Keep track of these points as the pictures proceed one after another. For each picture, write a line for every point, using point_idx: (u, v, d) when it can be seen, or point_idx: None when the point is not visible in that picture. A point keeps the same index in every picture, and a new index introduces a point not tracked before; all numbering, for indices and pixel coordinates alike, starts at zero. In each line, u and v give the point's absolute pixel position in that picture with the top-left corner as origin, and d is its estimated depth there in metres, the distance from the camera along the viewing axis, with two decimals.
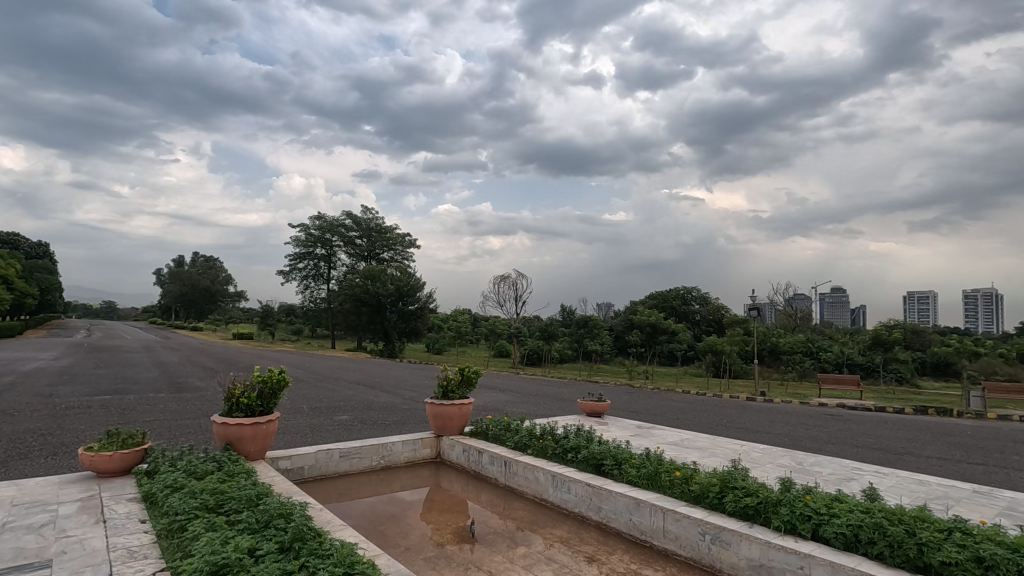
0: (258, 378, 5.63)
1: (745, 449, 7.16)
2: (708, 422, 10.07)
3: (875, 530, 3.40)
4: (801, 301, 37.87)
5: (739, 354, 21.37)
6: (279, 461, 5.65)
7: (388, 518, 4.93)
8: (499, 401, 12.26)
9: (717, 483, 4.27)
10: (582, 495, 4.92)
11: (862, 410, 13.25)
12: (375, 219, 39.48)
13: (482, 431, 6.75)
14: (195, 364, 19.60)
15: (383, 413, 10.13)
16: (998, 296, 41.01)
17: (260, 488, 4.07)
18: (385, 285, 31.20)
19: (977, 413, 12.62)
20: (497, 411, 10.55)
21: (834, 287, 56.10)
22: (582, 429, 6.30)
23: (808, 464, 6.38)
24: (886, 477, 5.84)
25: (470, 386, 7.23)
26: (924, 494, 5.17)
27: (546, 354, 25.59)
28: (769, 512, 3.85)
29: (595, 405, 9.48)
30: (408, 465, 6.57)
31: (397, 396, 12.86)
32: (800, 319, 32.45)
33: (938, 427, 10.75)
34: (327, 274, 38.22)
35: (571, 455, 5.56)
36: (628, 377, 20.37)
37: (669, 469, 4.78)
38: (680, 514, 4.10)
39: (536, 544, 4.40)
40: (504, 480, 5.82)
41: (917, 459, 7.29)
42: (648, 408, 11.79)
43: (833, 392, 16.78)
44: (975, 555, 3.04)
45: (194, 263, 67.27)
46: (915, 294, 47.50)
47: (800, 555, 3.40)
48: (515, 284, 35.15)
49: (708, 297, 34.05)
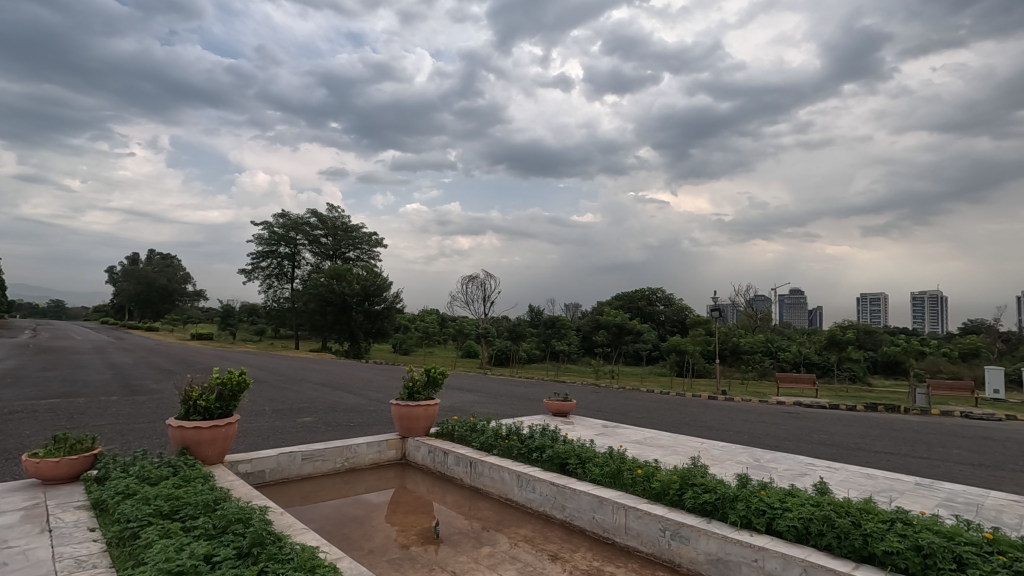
0: (217, 380, 5.48)
1: (706, 447, 7.33)
2: (672, 420, 10.27)
3: (823, 523, 3.55)
4: (760, 303, 39.07)
5: (702, 354, 21.88)
6: (239, 464, 5.51)
7: (352, 520, 4.89)
8: (466, 401, 12.25)
9: (677, 480, 4.38)
10: (546, 493, 4.97)
11: (818, 407, 13.73)
12: (341, 218, 38.86)
13: (448, 431, 6.73)
14: (150, 366, 18.90)
15: (345, 415, 9.95)
16: (943, 298, 43.18)
17: (218, 493, 3.98)
18: (351, 284, 30.68)
19: (922, 410, 13.29)
20: (464, 412, 10.52)
21: (792, 289, 58.14)
22: (548, 428, 6.34)
23: (765, 460, 6.59)
24: (838, 471, 6.10)
25: (436, 386, 7.19)
26: (871, 487, 5.43)
27: (514, 354, 25.69)
28: (726, 507, 3.97)
29: (561, 405, 9.56)
30: (372, 466, 6.50)
31: (361, 397, 12.69)
32: (760, 320, 33.46)
33: (887, 423, 11.25)
34: (290, 273, 37.46)
35: (536, 454, 5.60)
36: (595, 377, 20.60)
37: (632, 467, 4.87)
38: (641, 511, 4.19)
39: (501, 543, 4.42)
40: (469, 480, 5.84)
41: (867, 454, 7.62)
42: (614, 407, 11.94)
43: (790, 391, 17.30)
44: (914, 544, 3.20)
45: (150, 262, 64.90)
46: (867, 295, 49.56)
47: (755, 548, 3.52)
48: (483, 284, 35.18)
49: (672, 298, 34.82)
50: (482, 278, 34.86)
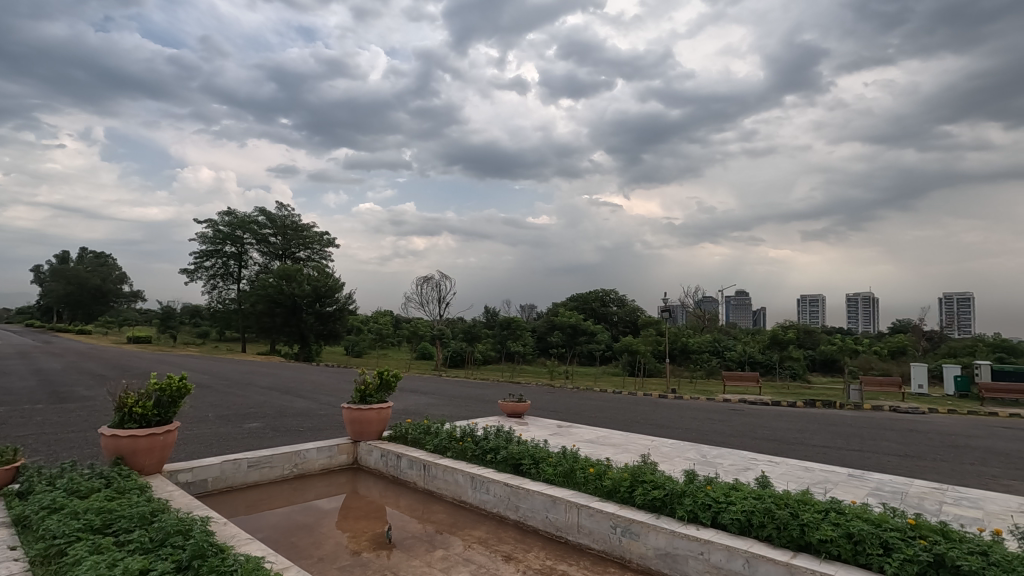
0: (155, 386, 5.21)
1: (655, 444, 7.53)
2: (624, 419, 10.49)
3: (764, 515, 3.71)
4: (708, 304, 40.52)
5: (653, 353, 22.52)
6: (178, 474, 5.25)
7: (300, 528, 4.75)
8: (420, 404, 12.11)
9: (627, 477, 4.48)
10: (500, 495, 4.98)
11: (762, 404, 14.35)
12: (290, 216, 37.58)
13: (401, 434, 6.65)
14: (81, 372, 17.77)
15: (295, 420, 9.65)
16: (874, 298, 45.97)
17: (155, 504, 3.78)
18: (302, 285, 29.82)
19: (855, 405, 14.11)
20: (418, 415, 10.43)
21: (737, 291, 60.61)
22: (502, 429, 6.36)
23: (711, 456, 6.83)
24: (778, 465, 6.39)
25: (389, 389, 7.08)
26: (808, 479, 5.72)
27: (469, 355, 25.74)
28: (674, 503, 4.10)
29: (516, 405, 9.60)
30: (323, 471, 6.35)
31: (312, 401, 12.33)
32: (708, 321, 34.65)
33: (825, 418, 11.88)
34: (237, 273, 36.15)
35: (490, 456, 5.61)
36: (550, 377, 20.81)
37: (584, 465, 4.96)
38: (593, 509, 4.26)
39: (455, 546, 4.40)
40: (422, 483, 5.79)
41: (805, 448, 8.01)
42: (568, 406, 12.08)
43: (735, 389, 17.98)
44: (846, 532, 3.39)
45: (83, 260, 61.00)
46: (807, 297, 52.16)
47: (700, 542, 3.64)
48: (438, 284, 35.01)
49: (624, 299, 35.66)
50: (438, 279, 34.72)
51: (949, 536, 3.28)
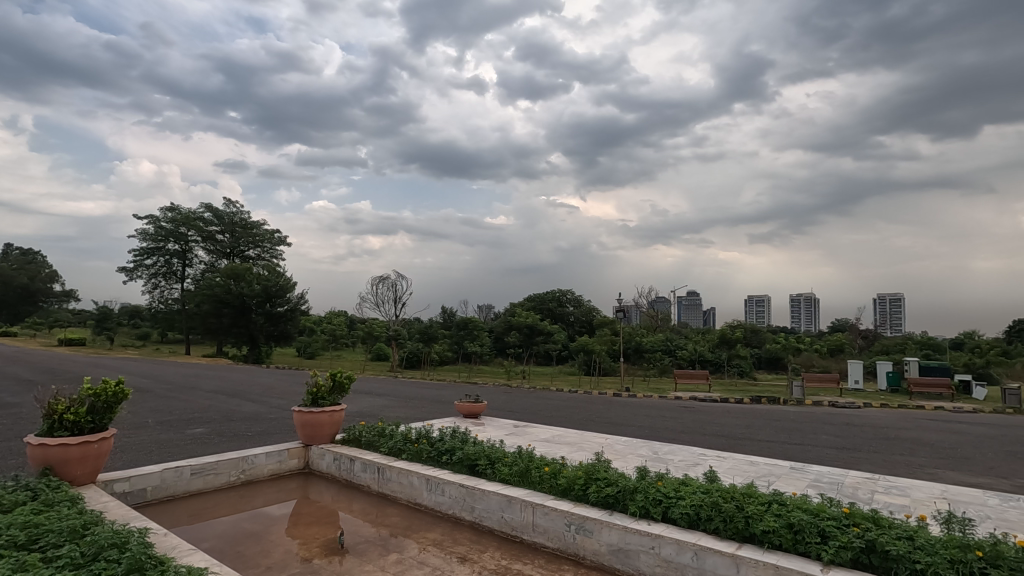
0: (89, 391, 4.92)
1: (609, 442, 7.66)
2: (579, 418, 10.62)
3: (712, 509, 3.84)
4: (660, 304, 41.63)
5: (607, 353, 22.99)
6: (114, 484, 4.96)
7: (248, 536, 4.58)
8: (375, 406, 11.91)
9: (582, 475, 4.55)
10: (455, 496, 4.96)
11: (711, 401, 14.85)
12: (239, 213, 36.16)
13: (355, 437, 6.52)
14: (6, 376, 16.59)
15: (242, 424, 9.31)
16: (815, 299, 48.34)
17: (87, 516, 3.56)
18: (251, 285, 28.80)
19: (797, 400, 14.81)
20: (373, 417, 10.26)
21: (689, 292, 62.57)
22: (458, 430, 6.33)
23: (663, 453, 7.00)
24: (725, 460, 6.62)
25: (342, 392, 6.94)
26: (753, 473, 5.95)
27: (425, 356, 25.55)
28: (626, 499, 4.19)
29: (472, 406, 9.56)
30: (272, 477, 6.15)
31: (261, 404, 11.91)
32: (661, 320, 35.54)
33: (769, 414, 12.40)
34: (181, 272, 34.62)
35: (445, 457, 5.57)
36: (506, 377, 20.86)
37: (539, 465, 5.00)
38: (548, 508, 4.30)
39: (409, 549, 4.34)
40: (376, 487, 5.69)
41: (752, 443, 8.33)
42: (524, 406, 12.15)
43: (686, 386, 18.51)
44: (787, 522, 3.55)
45: (8, 257, 56.97)
46: (753, 297, 54.29)
47: (652, 536, 3.73)
48: (394, 285, 34.53)
49: (580, 299, 36.20)
50: (394, 279, 34.30)
51: (879, 523, 3.48)
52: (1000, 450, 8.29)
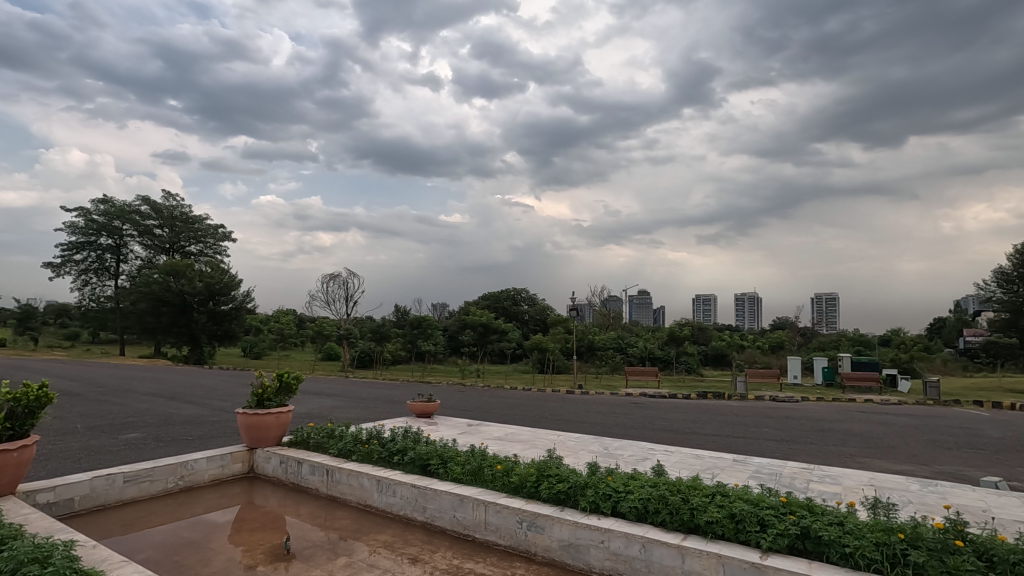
0: (8, 395, 4.58)
1: (562, 439, 7.76)
2: (533, 416, 10.69)
3: (659, 501, 3.95)
4: (613, 303, 42.55)
5: (561, 351, 23.30)
6: (37, 494, 4.63)
7: (186, 545, 4.38)
8: (325, 406, 11.61)
9: (534, 472, 4.59)
10: (407, 497, 4.90)
11: (660, 397, 15.30)
12: (179, 207, 34.49)
13: (302, 439, 6.33)
14: None
15: (181, 428, 8.88)
16: (758, 298, 50.57)
17: (5, 530, 3.31)
18: (192, 282, 27.50)
19: (741, 395, 15.46)
20: (323, 419, 10.02)
21: (640, 291, 64.12)
22: (410, 430, 6.25)
23: (613, 448, 7.16)
24: (672, 454, 6.83)
25: (290, 393, 6.74)
26: (698, 466, 6.17)
27: (377, 356, 25.18)
28: (577, 495, 4.26)
29: (425, 405, 9.47)
30: (214, 483, 5.89)
31: (202, 407, 11.41)
32: (613, 319, 36.31)
33: (715, 409, 12.89)
34: (115, 268, 32.75)
35: (397, 458, 5.50)
36: (461, 376, 20.78)
37: (492, 463, 5.01)
38: (500, 505, 4.31)
39: (359, 552, 4.26)
40: (325, 489, 5.56)
41: (698, 437, 8.61)
42: (478, 405, 12.12)
43: (637, 382, 18.98)
44: (729, 513, 3.70)
45: None
46: (701, 297, 56.23)
47: (601, 531, 3.80)
48: (346, 283, 33.82)
49: (535, 298, 36.50)
50: (346, 276, 33.63)
51: (814, 510, 3.67)
52: (921, 439, 8.91)
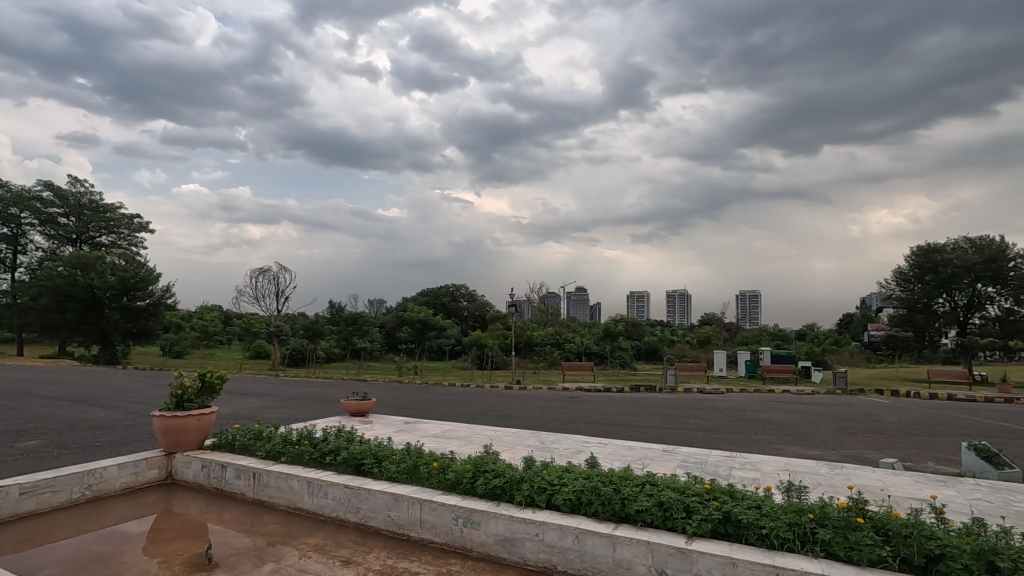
0: None
1: (499, 434, 7.80)
2: (470, 412, 10.66)
3: (592, 493, 4.05)
4: (550, 300, 43.35)
5: (499, 347, 23.47)
6: None
7: (94, 561, 4.05)
8: (252, 407, 11.07)
9: (470, 469, 4.59)
10: (339, 498, 4.77)
11: (596, 391, 15.71)
12: (88, 194, 31.82)
13: (227, 442, 6.01)
14: None
15: (89, 433, 8.21)
16: (687, 295, 52.91)
17: None
18: (103, 276, 25.44)
19: (671, 388, 16.13)
20: (249, 420, 9.57)
21: (578, 287, 65.51)
22: (343, 429, 6.07)
23: (549, 442, 7.27)
24: (606, 446, 7.02)
25: (213, 394, 6.38)
26: (630, 457, 6.38)
27: (310, 354, 24.37)
28: (513, 489, 4.29)
29: (359, 404, 9.23)
30: (127, 491, 5.49)
31: (114, 410, 10.59)
32: (551, 315, 36.91)
33: (647, 401, 13.39)
34: (12, 260, 29.80)
35: (329, 458, 5.34)
36: (398, 373, 20.46)
37: (428, 460, 4.97)
38: (435, 503, 4.28)
39: (288, 557, 4.10)
40: (252, 494, 5.31)
41: (631, 429, 8.91)
42: (415, 402, 11.95)
43: (573, 377, 19.42)
44: (658, 501, 3.85)
45: None
46: (635, 294, 58.13)
47: (536, 524, 3.86)
48: (277, 278, 32.48)
49: (474, 294, 36.47)
50: (276, 270, 32.26)
51: (734, 495, 3.89)
52: (830, 425, 9.65)
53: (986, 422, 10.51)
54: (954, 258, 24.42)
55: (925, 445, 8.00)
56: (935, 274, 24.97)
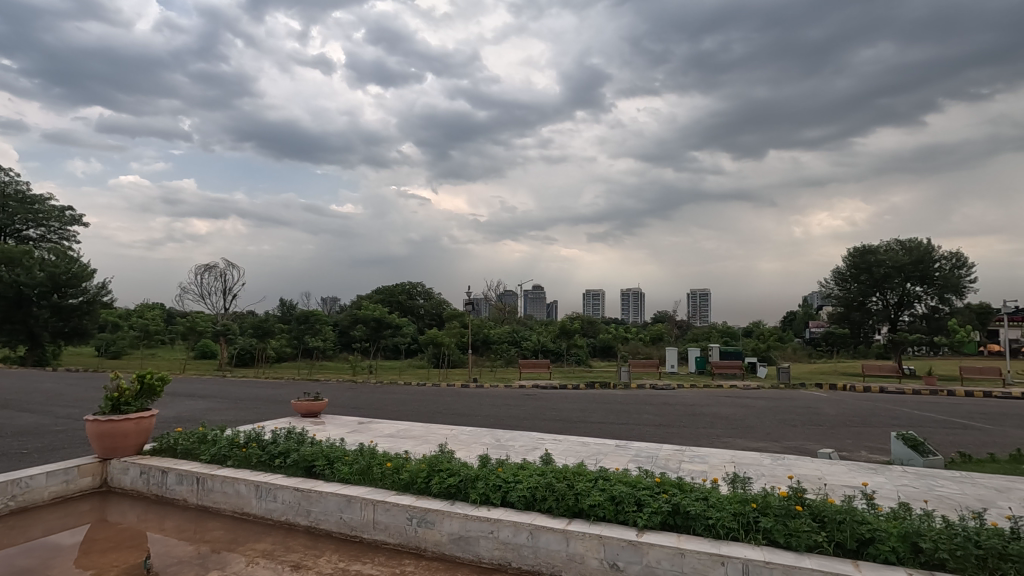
0: None
1: (454, 433, 7.77)
2: (426, 411, 10.57)
3: (546, 489, 4.09)
4: (508, 298, 43.53)
5: (456, 345, 23.39)
6: None
7: None
8: (196, 409, 10.63)
9: (424, 468, 4.56)
10: (289, 501, 4.64)
11: (551, 388, 15.88)
12: (13, 185, 29.66)
13: (168, 446, 5.75)
14: None
15: (13, 441, 7.67)
16: (641, 293, 54.20)
17: None
18: (30, 271, 23.75)
19: (625, 384, 16.48)
20: (192, 423, 9.17)
21: (535, 286, 65.93)
22: (294, 430, 5.91)
23: (504, 440, 7.29)
24: (560, 442, 7.11)
25: (153, 396, 6.09)
26: (584, 453, 6.48)
27: (259, 353, 23.57)
28: (467, 488, 4.29)
29: (311, 405, 8.99)
30: (57, 501, 5.16)
31: (42, 415, 9.91)
32: (508, 312, 37.06)
33: (602, 398, 13.63)
34: None
35: (278, 461, 5.19)
36: (352, 373, 20.06)
37: (381, 461, 4.90)
38: (389, 503, 4.23)
39: (234, 564, 3.96)
40: (195, 500, 5.11)
41: (585, 425, 9.05)
42: (369, 402, 11.74)
43: (530, 374, 19.56)
44: (610, 495, 3.93)
45: None
46: (591, 292, 59.07)
47: (490, 521, 3.87)
48: (224, 275, 31.28)
49: (430, 292, 36.17)
50: (224, 268, 31.27)
51: (683, 488, 4.01)
52: (774, 418, 10.10)
53: (913, 413, 11.24)
54: (886, 259, 25.78)
55: (860, 435, 8.48)
56: (869, 274, 26.46)
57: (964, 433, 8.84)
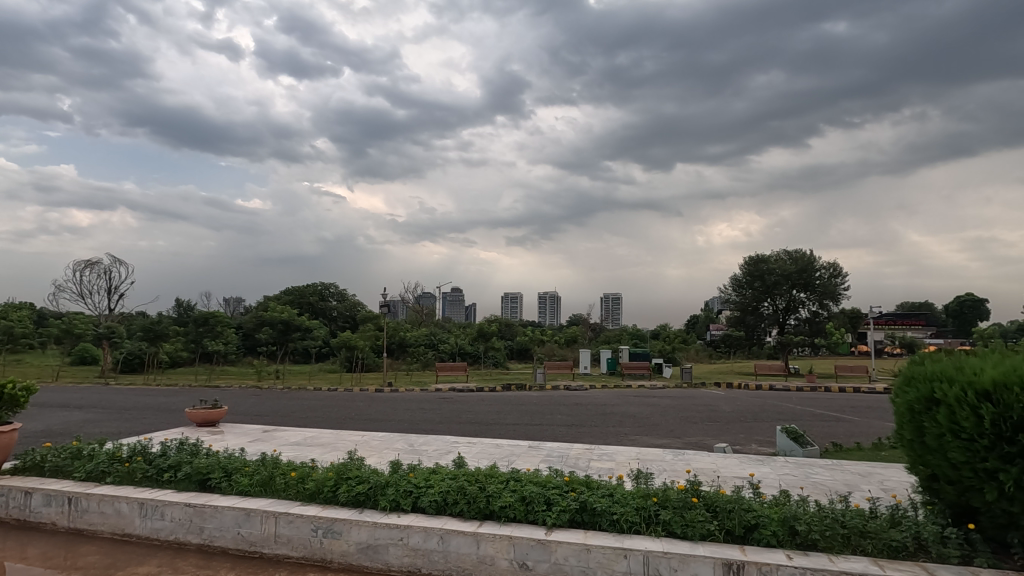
0: None
1: (366, 438, 7.56)
2: (337, 417, 10.18)
3: (458, 493, 4.08)
4: (426, 299, 43.02)
5: (371, 348, 22.76)
6: None
7: None
8: (73, 421, 9.54)
9: (332, 476, 4.38)
10: (179, 519, 4.29)
11: (468, 391, 15.88)
12: None
13: (34, 464, 5.11)
14: None
15: None
16: (557, 297, 55.58)
17: None
18: None
19: (540, 386, 16.82)
20: (66, 436, 8.25)
21: (453, 288, 65.62)
22: (187, 442, 5.47)
23: (418, 444, 7.20)
24: (474, 445, 7.13)
25: (16, 408, 5.41)
26: (498, 455, 6.53)
27: (150, 358, 21.62)
28: (377, 495, 4.18)
29: (209, 413, 8.37)
30: None
31: None
32: (425, 315, 36.60)
33: (517, 399, 13.82)
34: None
35: (168, 475, 4.78)
36: (257, 378, 18.92)
37: (285, 471, 4.65)
38: (292, 515, 4.03)
39: None
40: (66, 522, 4.58)
41: (500, 427, 9.14)
42: (276, 409, 11.16)
43: (447, 377, 19.45)
44: (520, 496, 3.99)
45: None
46: (509, 295, 59.80)
47: (400, 528, 3.80)
48: (109, 272, 28.38)
49: (344, 293, 34.95)
50: (109, 264, 28.35)
51: (590, 485, 4.16)
52: (677, 416, 10.71)
53: (797, 408, 12.38)
54: (776, 268, 28.26)
55: (750, 430, 9.22)
56: (761, 281, 28.87)
57: (837, 425, 9.87)
